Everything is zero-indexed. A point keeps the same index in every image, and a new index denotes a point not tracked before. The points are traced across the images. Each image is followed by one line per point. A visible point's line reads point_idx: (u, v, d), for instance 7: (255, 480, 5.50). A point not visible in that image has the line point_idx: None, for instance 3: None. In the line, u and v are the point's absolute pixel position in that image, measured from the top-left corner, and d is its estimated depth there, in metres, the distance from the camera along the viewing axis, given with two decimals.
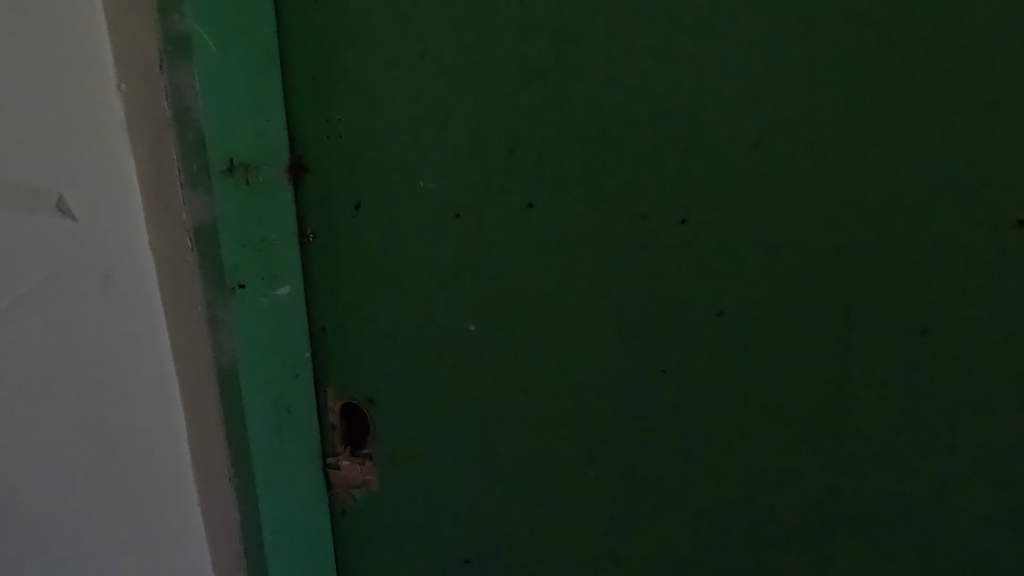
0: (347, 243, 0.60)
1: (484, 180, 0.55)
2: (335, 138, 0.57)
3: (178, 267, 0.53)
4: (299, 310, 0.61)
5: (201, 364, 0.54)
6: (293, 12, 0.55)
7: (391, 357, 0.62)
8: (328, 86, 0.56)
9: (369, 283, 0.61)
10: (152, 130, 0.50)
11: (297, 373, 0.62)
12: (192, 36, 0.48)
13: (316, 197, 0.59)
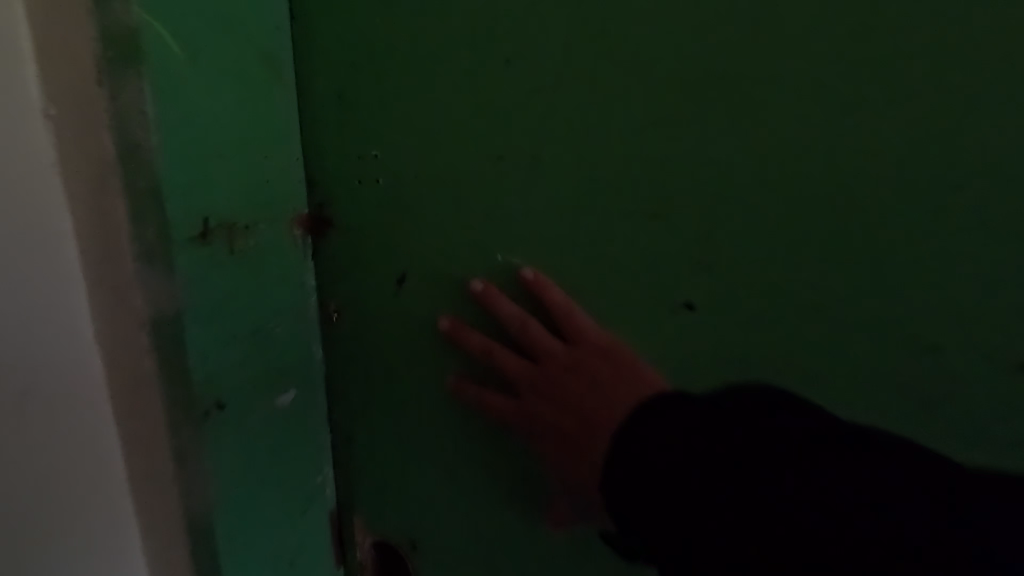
0: (386, 330, 0.42)
1: (594, 260, 0.36)
2: (372, 184, 0.40)
3: (133, 373, 0.35)
4: (314, 419, 0.44)
5: (167, 515, 0.37)
6: (310, 1, 0.37)
7: (444, 492, 0.45)
8: (362, 109, 0.38)
9: (416, 388, 0.43)
10: (94, 172, 0.32)
11: (308, 505, 0.44)
12: (141, 33, 0.29)
13: (342, 265, 0.42)
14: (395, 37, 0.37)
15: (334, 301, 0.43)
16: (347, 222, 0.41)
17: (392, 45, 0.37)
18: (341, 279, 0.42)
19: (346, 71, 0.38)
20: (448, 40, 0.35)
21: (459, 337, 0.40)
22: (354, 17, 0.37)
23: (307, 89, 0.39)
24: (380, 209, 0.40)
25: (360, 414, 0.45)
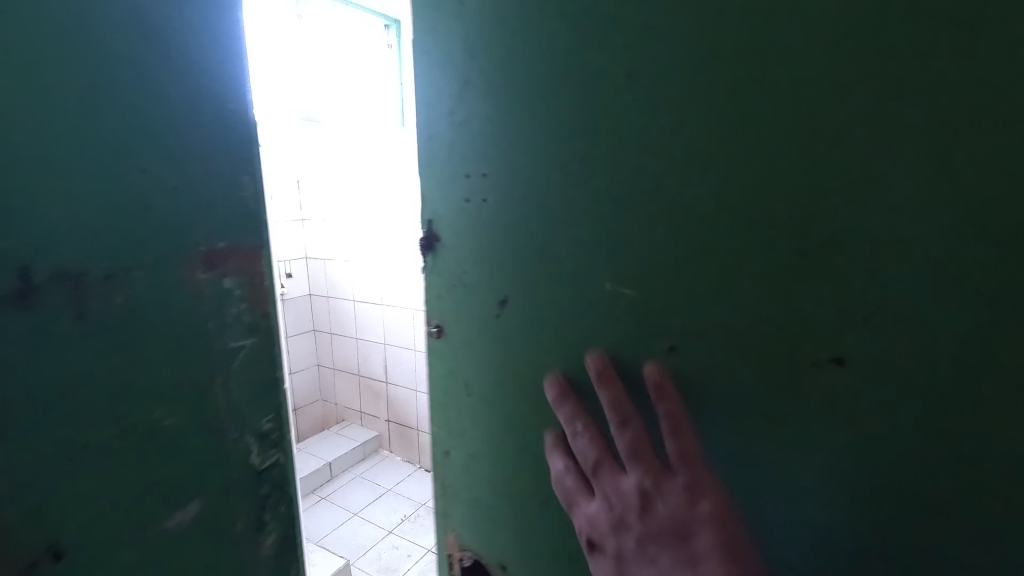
0: (484, 334, 0.51)
1: (658, 287, 0.40)
2: (478, 217, 0.49)
3: None
4: (434, 396, 0.57)
5: None
6: (442, 61, 0.48)
7: (520, 474, 0.52)
8: (471, 153, 0.48)
9: (505, 385, 0.51)
10: None
11: (442, 454, 0.58)
12: None
13: (450, 271, 0.52)
14: (497, 100, 0.45)
15: (444, 309, 0.53)
16: (458, 246, 0.51)
17: (495, 106, 0.46)
18: (450, 292, 0.52)
19: (459, 130, 0.49)
20: (537, 97, 0.43)
21: (558, 396, 0.45)
22: (465, 90, 0.47)
23: (431, 148, 0.50)
24: (484, 235, 0.49)
25: (460, 402, 0.55)
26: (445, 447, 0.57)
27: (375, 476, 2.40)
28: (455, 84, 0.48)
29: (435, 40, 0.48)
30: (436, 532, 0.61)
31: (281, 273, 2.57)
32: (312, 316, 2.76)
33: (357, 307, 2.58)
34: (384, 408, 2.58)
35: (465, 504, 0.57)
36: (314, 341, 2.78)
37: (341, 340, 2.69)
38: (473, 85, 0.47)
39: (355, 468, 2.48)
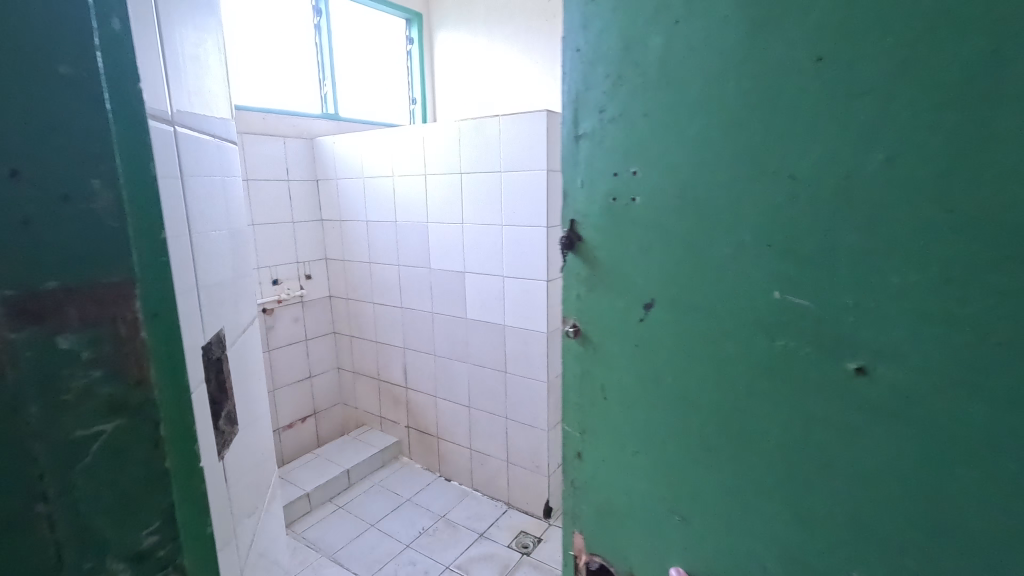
0: (625, 337, 0.50)
1: (827, 294, 0.37)
2: (626, 216, 0.47)
3: None
4: (567, 395, 0.57)
5: None
6: (596, 50, 0.46)
7: (653, 483, 0.51)
8: (621, 151, 0.46)
9: (647, 389, 0.49)
10: None
11: (573, 456, 0.58)
12: None
13: (590, 274, 0.51)
14: (654, 94, 0.43)
15: (581, 309, 0.53)
16: (599, 246, 0.50)
17: (653, 99, 0.43)
18: (589, 292, 0.52)
19: (609, 126, 0.46)
20: (704, 89, 0.40)
21: None
22: (619, 84, 0.45)
23: (578, 146, 0.49)
24: (632, 235, 0.47)
25: (593, 405, 0.54)
26: (577, 449, 0.57)
27: (395, 485, 2.33)
28: (607, 77, 0.45)
29: (589, 29, 0.46)
30: (563, 531, 0.62)
31: (300, 275, 2.52)
32: (333, 318, 2.69)
33: (376, 310, 2.50)
34: (404, 414, 2.50)
35: (598, 505, 0.57)
36: (334, 343, 2.72)
37: (361, 343, 2.62)
38: (628, 79, 0.44)
39: (375, 475, 2.42)
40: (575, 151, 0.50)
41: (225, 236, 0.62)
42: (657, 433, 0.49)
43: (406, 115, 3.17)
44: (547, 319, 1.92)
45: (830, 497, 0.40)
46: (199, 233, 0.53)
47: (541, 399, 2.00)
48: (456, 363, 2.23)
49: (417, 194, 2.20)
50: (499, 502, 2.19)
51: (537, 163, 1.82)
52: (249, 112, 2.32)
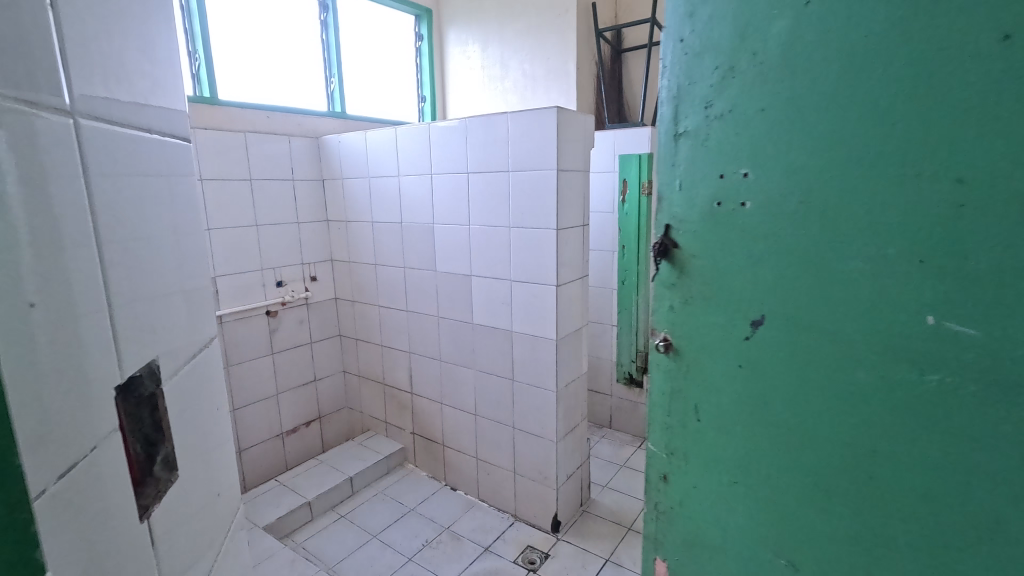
0: (718, 353, 0.52)
1: (977, 319, 0.36)
2: (733, 219, 0.49)
3: None
4: (654, 412, 0.60)
5: None
6: (711, 53, 0.48)
7: (756, 492, 0.52)
8: (730, 154, 0.48)
9: (743, 406, 0.51)
10: None
11: (658, 479, 0.60)
12: None
13: (693, 278, 0.53)
14: (763, 92, 0.45)
15: (673, 323, 0.55)
16: (701, 248, 0.51)
17: (770, 96, 0.44)
18: (682, 304, 0.54)
19: (715, 122, 0.48)
20: (828, 91, 0.41)
21: None
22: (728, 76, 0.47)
23: (678, 144, 0.51)
24: (735, 243, 0.49)
25: (681, 428, 0.57)
26: (663, 472, 0.59)
27: (399, 494, 2.26)
28: (717, 66, 0.47)
29: (703, 31, 0.48)
30: (646, 558, 0.64)
31: (305, 276, 2.46)
32: (338, 320, 2.63)
33: (382, 312, 2.43)
34: (409, 420, 2.43)
35: (686, 530, 0.58)
36: (340, 346, 2.66)
37: (366, 346, 2.55)
38: (743, 78, 0.46)
39: (379, 483, 2.36)
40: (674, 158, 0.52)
41: (188, 246, 0.52)
42: (751, 453, 0.51)
43: (415, 112, 3.10)
44: (557, 325, 1.84)
45: (965, 517, 0.39)
46: (147, 234, 0.44)
47: (550, 409, 1.91)
48: (463, 369, 2.15)
49: (424, 194, 2.12)
50: (506, 514, 2.11)
51: (548, 162, 1.73)
52: (253, 109, 2.27)
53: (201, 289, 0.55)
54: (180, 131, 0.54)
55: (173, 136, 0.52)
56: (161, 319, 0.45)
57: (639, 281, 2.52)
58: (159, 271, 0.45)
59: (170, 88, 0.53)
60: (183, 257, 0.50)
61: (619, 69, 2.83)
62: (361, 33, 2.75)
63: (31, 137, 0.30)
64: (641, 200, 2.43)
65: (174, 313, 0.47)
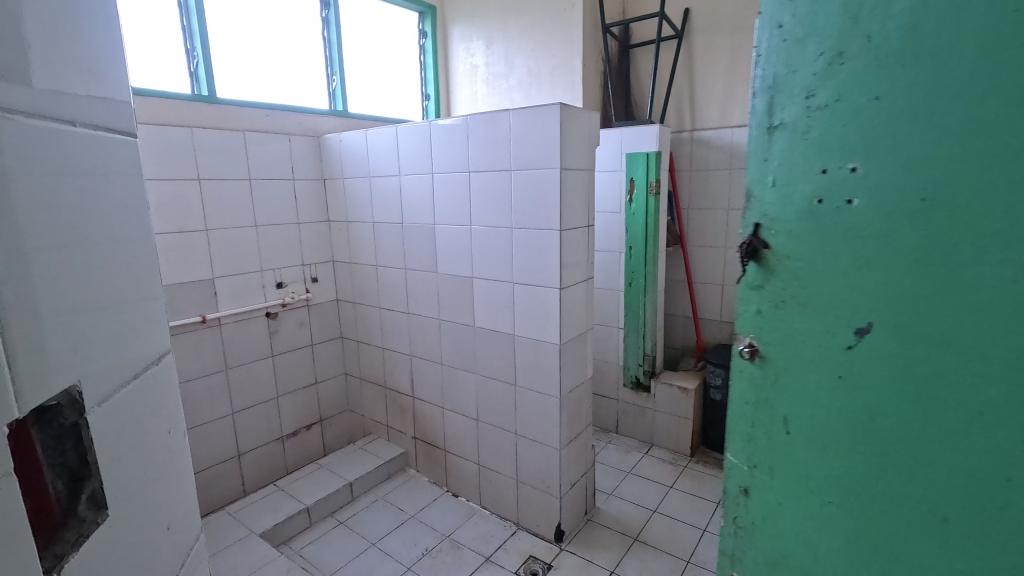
0: (809, 364, 0.55)
1: None
2: (835, 214, 0.51)
3: None
4: (739, 404, 0.64)
5: None
6: (818, 45, 0.50)
7: (850, 495, 0.54)
8: (834, 147, 0.50)
9: (834, 420, 0.54)
10: None
11: (738, 492, 0.66)
12: None
13: (787, 276, 0.55)
14: (873, 80, 0.46)
15: (761, 325, 0.59)
16: (794, 244, 0.54)
17: (883, 85, 0.46)
18: (773, 310, 0.58)
19: (816, 112, 0.51)
20: (942, 79, 0.43)
21: None
22: (833, 64, 0.49)
23: (773, 137, 0.55)
24: (835, 243, 0.51)
25: (765, 441, 0.61)
26: (744, 485, 0.65)
27: (400, 500, 2.22)
28: (823, 54, 0.50)
29: (807, 21, 0.50)
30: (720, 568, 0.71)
31: (306, 277, 2.42)
32: (340, 321, 2.59)
33: (383, 314, 2.38)
34: (410, 424, 2.39)
35: (768, 542, 0.64)
36: (342, 348, 2.62)
37: (367, 349, 2.51)
38: (848, 66, 0.48)
39: (379, 488, 2.32)
40: (772, 154, 0.55)
41: (95, 249, 0.46)
42: (839, 469, 0.55)
43: (419, 111, 3.06)
44: (559, 329, 1.78)
45: None
46: (132, 230, 0.52)
47: (553, 415, 1.85)
48: (464, 373, 2.10)
49: (425, 194, 2.07)
50: (508, 523, 2.06)
51: (551, 160, 1.67)
52: (253, 107, 2.23)
53: (115, 296, 0.49)
54: (95, 119, 0.48)
55: (80, 123, 0.46)
56: (52, 332, 0.39)
57: (647, 283, 2.45)
58: (48, 276, 0.40)
59: (83, 70, 0.47)
60: (85, 259, 0.45)
61: (626, 65, 2.76)
62: (364, 30, 2.71)
63: (26, 152, 0.38)
64: (648, 200, 2.36)
65: (69, 325, 0.41)
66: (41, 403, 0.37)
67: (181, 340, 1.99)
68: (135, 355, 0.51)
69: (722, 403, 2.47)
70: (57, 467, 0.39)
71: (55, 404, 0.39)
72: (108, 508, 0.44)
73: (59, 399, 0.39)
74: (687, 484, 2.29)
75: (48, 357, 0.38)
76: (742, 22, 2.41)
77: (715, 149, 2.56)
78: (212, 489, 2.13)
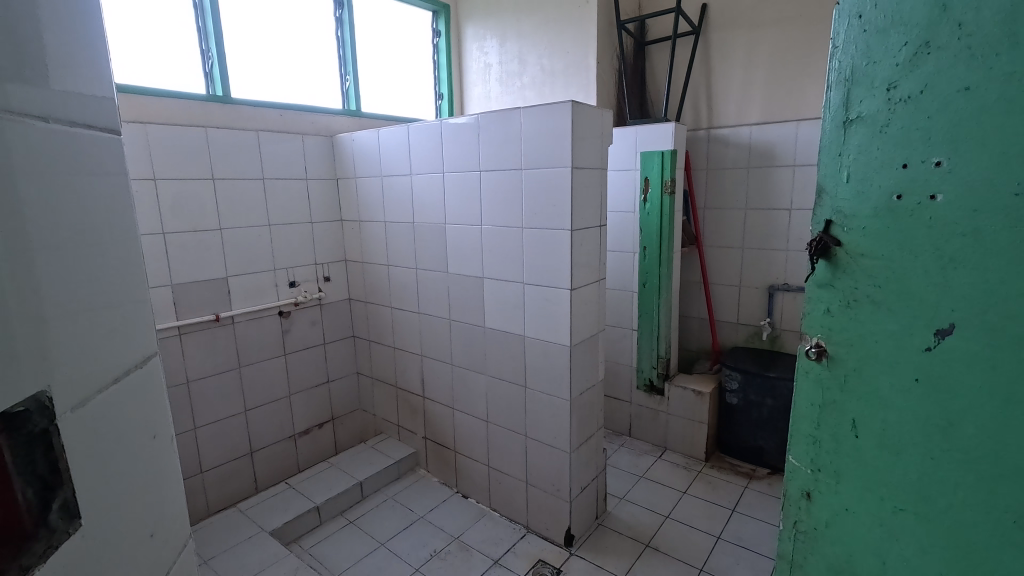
0: (884, 364, 0.66)
1: None
2: (915, 208, 0.60)
3: None
4: (809, 385, 0.74)
5: None
6: (906, 50, 0.59)
7: (923, 476, 0.64)
8: (913, 146, 0.60)
9: (905, 419, 0.65)
10: None
11: (801, 495, 0.78)
12: None
13: (859, 265, 0.66)
14: (963, 73, 0.55)
15: (830, 322, 0.70)
16: (867, 238, 0.65)
17: (972, 77, 0.55)
18: (844, 310, 0.69)
19: (897, 104, 0.61)
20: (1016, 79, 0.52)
21: None
22: (918, 54, 0.58)
23: (850, 129, 0.65)
24: (912, 236, 0.61)
25: (831, 444, 0.73)
26: (807, 490, 0.77)
27: (409, 501, 2.21)
28: (908, 45, 0.59)
29: (891, 23, 0.60)
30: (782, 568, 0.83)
31: (318, 276, 2.43)
32: (352, 321, 2.59)
33: (394, 314, 2.38)
34: (421, 424, 2.38)
35: (829, 543, 0.76)
36: (353, 348, 2.62)
37: (379, 348, 2.51)
38: (926, 66, 0.58)
39: (389, 488, 2.31)
40: (849, 149, 0.65)
41: (70, 250, 0.45)
42: (904, 466, 0.66)
43: (432, 110, 3.05)
44: (570, 331, 1.75)
45: None
46: (124, 230, 0.53)
47: (563, 418, 1.82)
48: (474, 374, 2.08)
49: (435, 193, 2.06)
50: (517, 526, 2.04)
51: (562, 159, 1.64)
52: (266, 107, 2.24)
53: (109, 296, 0.50)
54: (71, 115, 0.47)
55: (54, 120, 0.44)
56: (18, 332, 0.38)
57: (661, 284, 2.41)
58: (20, 278, 0.39)
59: (58, 66, 0.45)
60: (60, 261, 0.43)
61: (642, 63, 2.72)
62: (377, 29, 2.71)
63: (7, 161, 0.38)
64: (663, 199, 2.31)
65: (41, 327, 0.40)
66: (5, 411, 0.36)
67: (195, 338, 2.01)
68: (116, 357, 0.50)
69: (738, 408, 2.41)
70: (23, 475, 0.38)
71: (22, 410, 0.38)
72: (82, 517, 0.43)
73: (27, 405, 0.38)
74: (701, 490, 2.24)
75: (10, 357, 0.37)
76: (760, 17, 2.35)
77: (732, 147, 2.51)
78: (224, 486, 2.14)
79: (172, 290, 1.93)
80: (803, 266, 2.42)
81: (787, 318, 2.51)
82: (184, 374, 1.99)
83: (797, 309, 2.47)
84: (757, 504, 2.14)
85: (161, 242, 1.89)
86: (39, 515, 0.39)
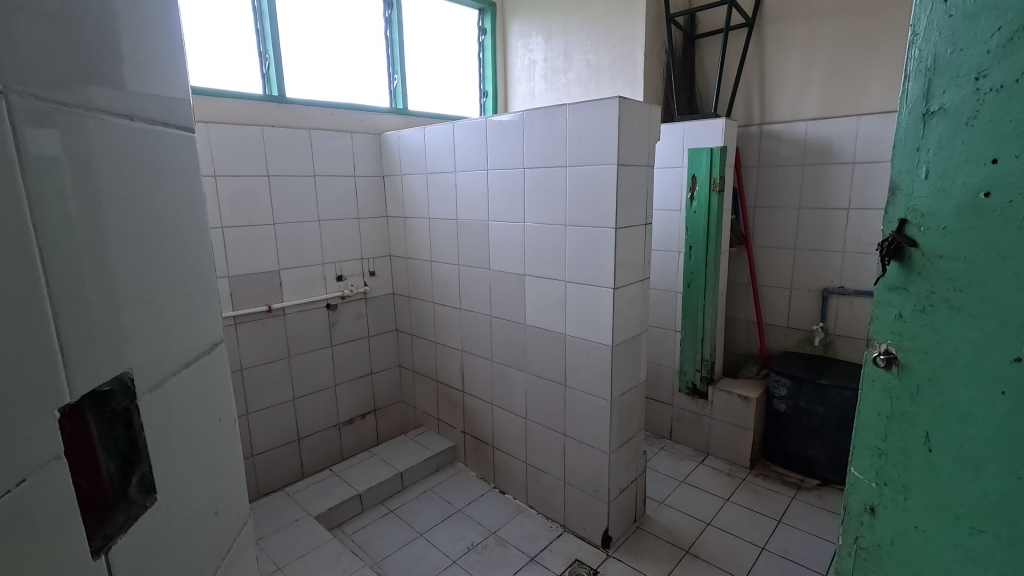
0: (964, 377, 0.62)
1: None
2: (1003, 209, 0.56)
3: None
4: (875, 395, 0.71)
5: None
6: (999, 36, 0.55)
7: (1003, 495, 0.60)
8: (1005, 140, 0.56)
9: (984, 435, 0.61)
10: None
11: (864, 509, 0.75)
12: None
13: (938, 269, 0.62)
14: None
15: (903, 330, 0.67)
16: (947, 239, 0.61)
17: None
18: (918, 316, 0.65)
19: (987, 95, 0.57)
20: None
21: None
22: (1012, 41, 0.54)
23: (930, 123, 0.61)
24: (1001, 238, 0.57)
25: (898, 457, 0.70)
26: (871, 504, 0.74)
27: (447, 493, 2.25)
28: (1001, 30, 0.55)
29: (983, 9, 0.56)
30: None
31: (364, 271, 2.49)
32: (396, 315, 2.65)
33: (436, 310, 2.42)
34: (460, 418, 2.41)
35: (894, 562, 0.73)
36: (397, 341, 2.68)
37: (421, 344, 2.55)
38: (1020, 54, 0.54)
39: (428, 480, 2.36)
40: (929, 143, 0.62)
41: (145, 242, 0.47)
42: (983, 487, 0.62)
43: (476, 108, 3.07)
44: (612, 330, 1.73)
45: None
46: (198, 223, 0.57)
47: (603, 419, 1.81)
48: (515, 371, 2.09)
49: (479, 191, 2.08)
50: (554, 524, 2.03)
51: (607, 156, 1.62)
52: (318, 107, 2.32)
53: (185, 286, 0.54)
54: (152, 115, 0.50)
55: (138, 119, 0.48)
56: (99, 319, 0.41)
57: (707, 284, 2.34)
58: (103, 268, 0.41)
59: (143, 67, 0.49)
60: (135, 251, 0.46)
61: (691, 57, 2.65)
62: (424, 29, 2.75)
63: (87, 160, 0.41)
64: (711, 197, 2.24)
65: (115, 309, 0.43)
66: (93, 390, 0.40)
67: (249, 328, 2.11)
68: (188, 343, 0.54)
69: (787, 415, 2.32)
70: (109, 451, 0.41)
71: (107, 390, 0.41)
72: (157, 492, 0.47)
73: (111, 385, 0.42)
74: (746, 498, 2.17)
75: (89, 340, 0.39)
76: (821, 7, 2.23)
77: (786, 145, 2.40)
78: (273, 469, 2.24)
79: (229, 282, 2.03)
80: (862, 269, 2.29)
81: (842, 322, 2.39)
82: (238, 362, 2.10)
83: (854, 315, 2.35)
84: (804, 516, 2.05)
85: (220, 236, 1.99)
86: (121, 488, 0.42)
